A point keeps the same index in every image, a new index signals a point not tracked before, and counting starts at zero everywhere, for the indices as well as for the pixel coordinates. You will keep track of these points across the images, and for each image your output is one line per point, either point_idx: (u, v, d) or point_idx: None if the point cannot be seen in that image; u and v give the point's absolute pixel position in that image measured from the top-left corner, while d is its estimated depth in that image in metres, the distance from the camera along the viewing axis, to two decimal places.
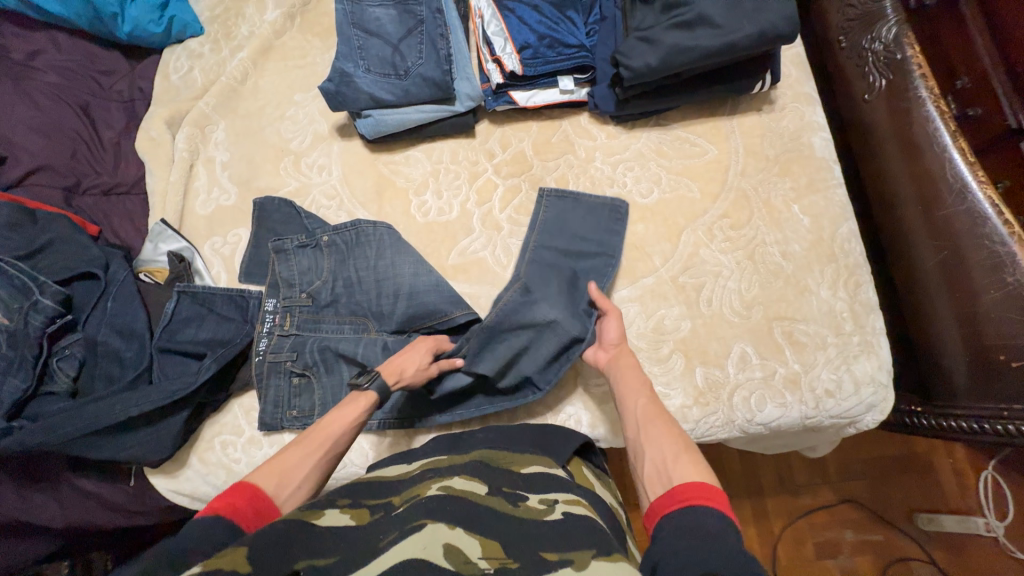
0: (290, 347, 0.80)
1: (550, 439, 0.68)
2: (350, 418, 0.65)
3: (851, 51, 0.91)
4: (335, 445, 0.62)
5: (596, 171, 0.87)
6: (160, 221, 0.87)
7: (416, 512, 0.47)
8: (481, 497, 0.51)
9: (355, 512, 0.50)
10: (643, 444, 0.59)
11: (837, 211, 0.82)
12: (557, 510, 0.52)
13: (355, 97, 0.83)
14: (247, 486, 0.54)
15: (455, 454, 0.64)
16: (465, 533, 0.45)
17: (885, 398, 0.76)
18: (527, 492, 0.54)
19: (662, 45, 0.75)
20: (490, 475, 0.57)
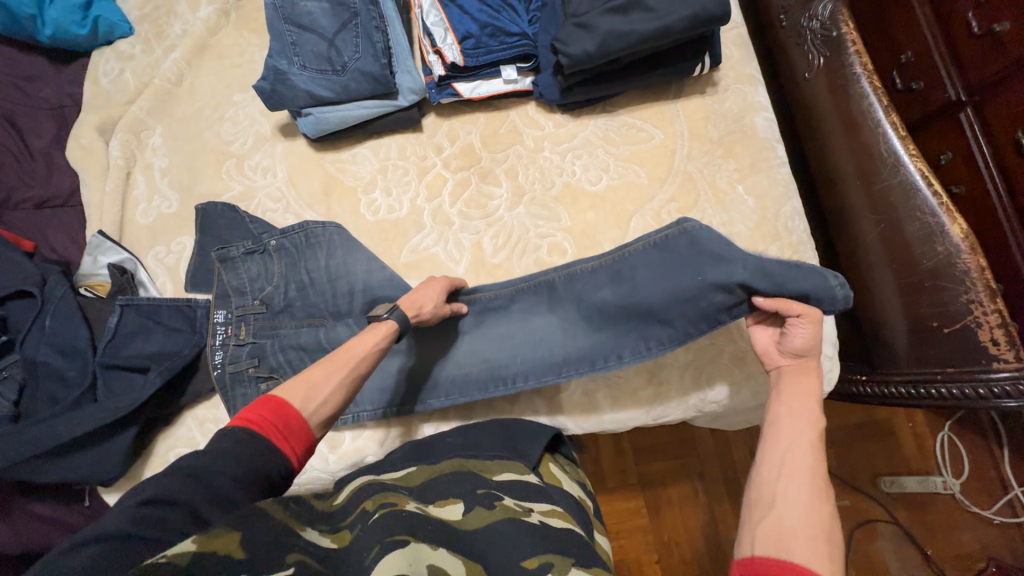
0: (249, 354, 0.79)
1: (517, 438, 0.70)
2: (372, 345, 0.64)
3: (792, 30, 0.92)
4: (355, 368, 0.61)
5: (546, 161, 0.87)
6: (98, 232, 0.84)
7: (393, 523, 0.50)
8: (457, 521, 0.55)
9: (336, 537, 0.51)
10: (775, 490, 0.49)
11: (781, 189, 0.83)
12: (533, 515, 0.56)
13: (292, 95, 0.80)
14: (273, 398, 0.55)
15: (425, 466, 0.65)
16: (448, 553, 0.49)
17: (830, 369, 0.79)
18: (504, 493, 0.59)
19: (598, 30, 0.74)
20: (466, 481, 0.61)
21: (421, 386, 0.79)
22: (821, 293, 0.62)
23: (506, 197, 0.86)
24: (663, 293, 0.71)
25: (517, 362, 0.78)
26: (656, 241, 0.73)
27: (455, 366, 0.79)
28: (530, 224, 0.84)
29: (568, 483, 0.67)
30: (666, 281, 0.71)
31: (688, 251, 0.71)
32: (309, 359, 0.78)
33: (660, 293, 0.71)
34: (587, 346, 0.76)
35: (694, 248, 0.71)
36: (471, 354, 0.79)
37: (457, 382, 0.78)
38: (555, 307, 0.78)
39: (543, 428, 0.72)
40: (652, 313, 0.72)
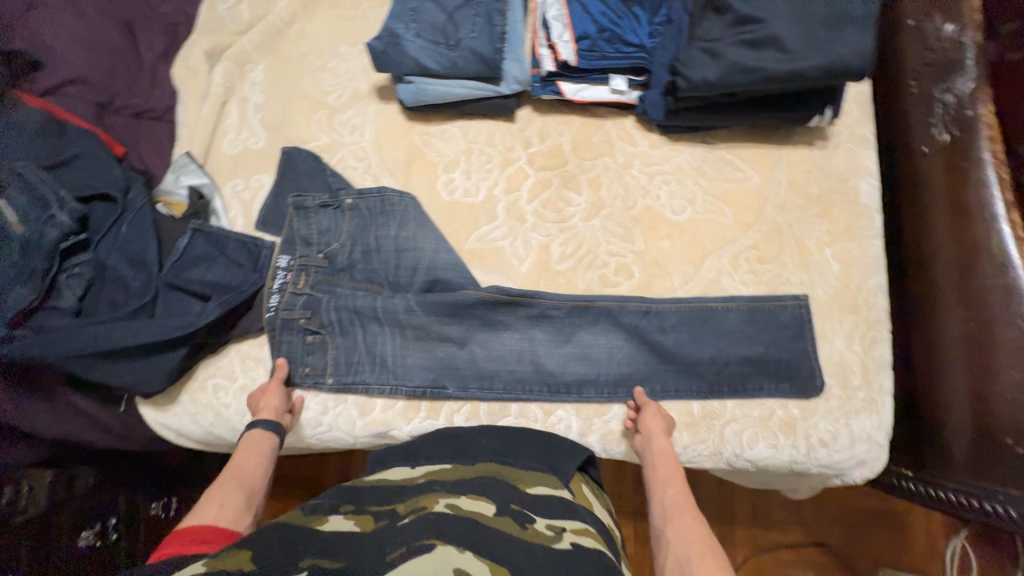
0: (304, 305, 0.80)
1: (552, 453, 0.70)
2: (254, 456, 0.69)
3: (920, 98, 0.87)
4: (252, 475, 0.66)
5: (632, 179, 0.85)
6: (186, 153, 0.86)
7: (423, 524, 0.51)
8: (487, 519, 0.54)
9: (359, 519, 0.56)
10: (668, 539, 0.60)
11: (869, 261, 0.79)
12: (566, 537, 0.54)
13: (400, 61, 0.80)
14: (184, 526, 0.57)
15: (458, 466, 0.66)
16: (475, 557, 0.47)
17: (877, 457, 0.75)
18: (535, 514, 0.57)
19: (725, 60, 0.71)
20: (498, 491, 0.60)
21: (465, 376, 0.79)
22: (805, 376, 0.76)
23: (584, 207, 0.84)
24: (695, 338, 0.78)
25: (568, 372, 0.79)
26: (712, 305, 0.79)
27: (503, 361, 0.80)
28: (602, 239, 0.83)
29: (597, 509, 0.66)
30: (699, 328, 0.79)
31: (738, 320, 0.78)
32: (362, 322, 0.80)
33: (699, 337, 0.78)
34: (629, 373, 0.79)
35: (736, 307, 0.78)
36: (520, 352, 0.80)
37: (504, 379, 0.79)
38: (611, 327, 0.80)
39: (578, 447, 0.72)
40: (691, 352, 0.78)
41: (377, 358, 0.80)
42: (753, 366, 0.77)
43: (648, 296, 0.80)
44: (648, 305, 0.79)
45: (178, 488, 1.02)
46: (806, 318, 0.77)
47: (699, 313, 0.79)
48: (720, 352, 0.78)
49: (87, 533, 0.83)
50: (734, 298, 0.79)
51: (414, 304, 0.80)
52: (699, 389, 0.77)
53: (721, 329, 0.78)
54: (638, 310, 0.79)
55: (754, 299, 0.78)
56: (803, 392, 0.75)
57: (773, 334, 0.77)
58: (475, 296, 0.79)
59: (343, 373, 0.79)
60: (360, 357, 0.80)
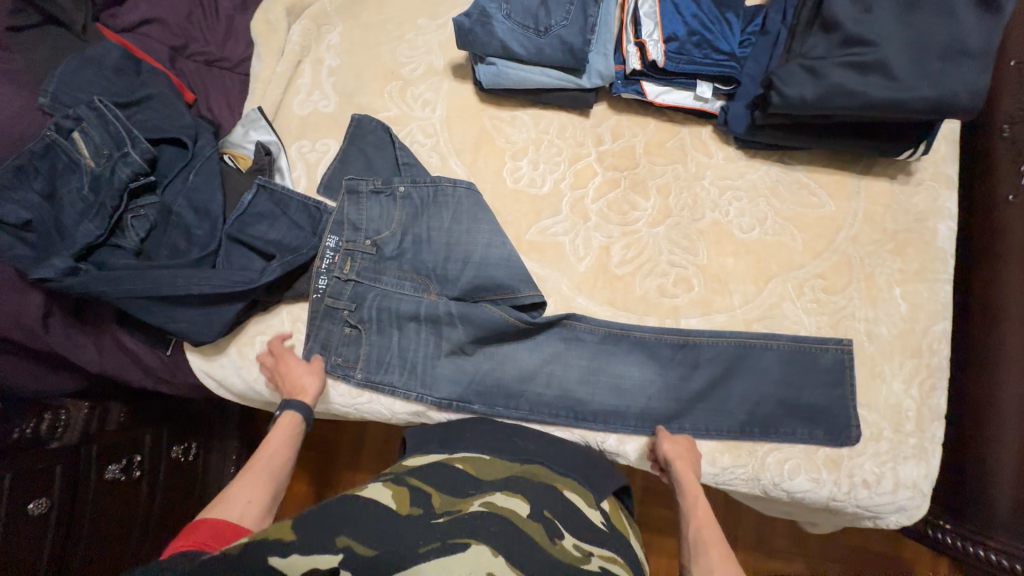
0: (349, 295, 0.78)
1: (597, 475, 0.68)
2: (279, 437, 0.66)
3: (1012, 144, 0.83)
4: (275, 458, 0.62)
5: (702, 191, 0.83)
6: (257, 108, 0.85)
7: (457, 524, 0.48)
8: (523, 523, 0.50)
9: (397, 490, 0.54)
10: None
11: (939, 306, 0.77)
12: (595, 563, 0.50)
13: (486, 41, 0.78)
14: (207, 519, 0.53)
15: (498, 460, 0.63)
16: (508, 566, 0.44)
17: (918, 505, 0.74)
18: (566, 530, 0.53)
19: (827, 81, 0.68)
20: (531, 492, 0.57)
21: (493, 390, 0.78)
22: (841, 421, 0.74)
23: (650, 213, 0.83)
24: (728, 378, 0.77)
25: (598, 400, 0.78)
26: (754, 344, 0.77)
27: (532, 378, 0.79)
28: (664, 248, 0.81)
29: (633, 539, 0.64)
30: (735, 368, 0.77)
31: (777, 365, 0.76)
32: (400, 323, 0.79)
33: (734, 379, 0.77)
34: (660, 405, 0.77)
35: (776, 346, 0.76)
36: (552, 369, 0.79)
37: (531, 398, 0.78)
38: (645, 359, 0.78)
39: (616, 476, 0.69)
40: (721, 393, 0.77)
41: (409, 360, 0.78)
42: (788, 408, 0.75)
43: (686, 328, 0.78)
44: (686, 339, 0.77)
45: (201, 436, 1.00)
46: (847, 362, 0.75)
47: (741, 353, 0.77)
48: (755, 398, 0.76)
49: (115, 465, 0.81)
50: (776, 341, 0.76)
51: (454, 311, 0.78)
52: (737, 427, 0.75)
53: (763, 375, 0.76)
54: (680, 341, 0.77)
55: (795, 340, 0.76)
56: (837, 438, 0.73)
57: (811, 380, 0.75)
58: (511, 313, 0.78)
59: (373, 371, 0.78)
60: (392, 359, 0.78)
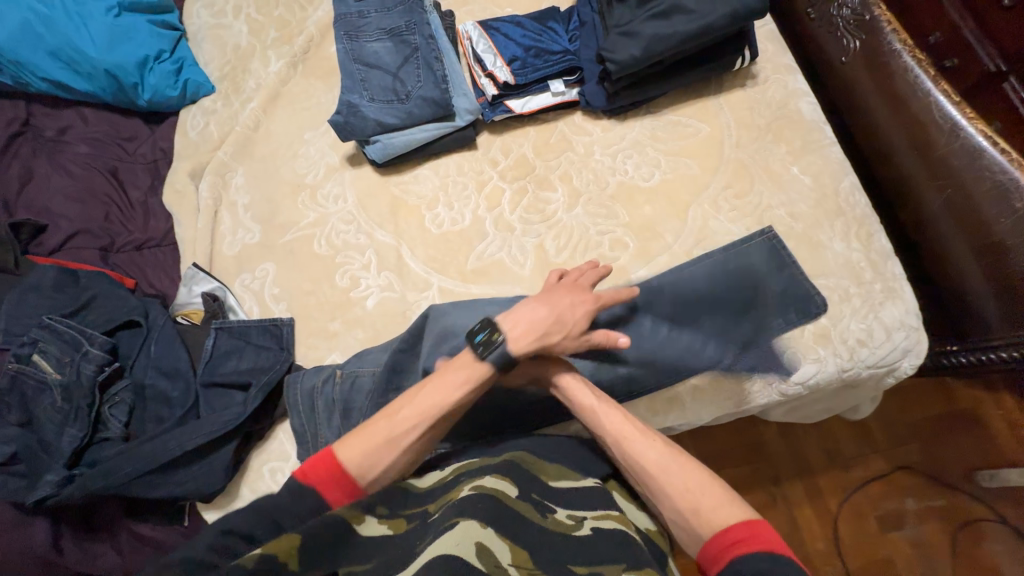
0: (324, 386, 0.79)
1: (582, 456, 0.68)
2: (455, 389, 0.63)
3: (822, 20, 0.96)
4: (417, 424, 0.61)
5: (598, 164, 0.91)
6: (193, 265, 0.92)
7: (448, 514, 0.51)
8: (510, 502, 0.54)
9: (394, 520, 0.57)
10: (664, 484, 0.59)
11: (836, 166, 0.84)
12: (585, 526, 0.56)
13: (363, 125, 0.88)
14: (332, 459, 0.59)
15: (485, 455, 0.66)
16: (495, 535, 0.49)
17: (917, 341, 0.76)
18: (555, 505, 0.58)
19: (643, 36, 0.80)
20: (521, 476, 0.59)
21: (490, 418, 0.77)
22: (806, 295, 0.76)
23: (563, 200, 0.90)
24: (691, 307, 0.80)
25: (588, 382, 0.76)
26: (697, 269, 0.80)
27: None
28: (589, 223, 0.87)
29: (631, 516, 0.64)
30: (691, 296, 0.80)
31: (725, 276, 0.80)
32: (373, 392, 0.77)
33: (695, 305, 0.80)
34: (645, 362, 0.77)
35: (713, 263, 0.81)
36: None
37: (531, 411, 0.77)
38: (617, 326, 0.80)
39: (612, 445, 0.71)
40: (694, 321, 0.78)
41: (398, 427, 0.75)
42: (755, 311, 0.78)
43: (635, 282, 0.83)
44: (639, 291, 0.81)
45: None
46: (779, 247, 0.78)
47: (692, 280, 0.80)
48: (723, 315, 0.78)
49: None
50: (709, 259, 0.81)
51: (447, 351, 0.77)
52: (722, 347, 0.77)
53: (723, 291, 0.79)
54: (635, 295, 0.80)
55: (726, 250, 0.81)
56: (808, 314, 0.75)
57: (758, 275, 0.80)
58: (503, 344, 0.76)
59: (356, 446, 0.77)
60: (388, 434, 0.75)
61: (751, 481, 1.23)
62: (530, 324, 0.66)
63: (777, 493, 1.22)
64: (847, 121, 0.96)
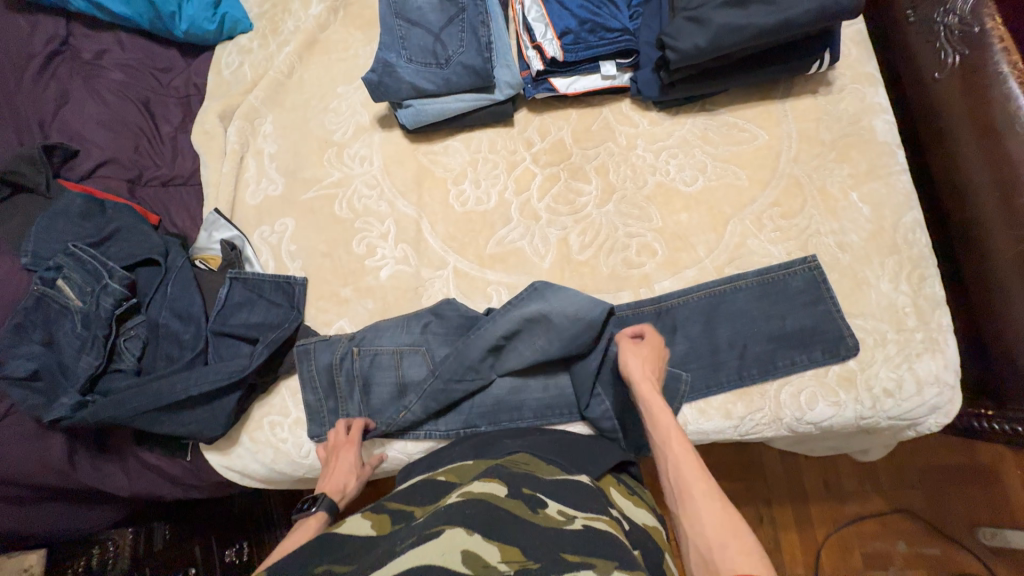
0: (342, 363, 0.79)
1: (581, 455, 0.69)
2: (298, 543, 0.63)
3: (921, 26, 0.85)
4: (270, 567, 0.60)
5: (638, 160, 0.85)
6: (214, 210, 0.91)
7: (436, 518, 0.49)
8: (500, 501, 0.52)
9: (377, 520, 0.55)
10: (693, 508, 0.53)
11: (901, 198, 0.76)
12: (577, 521, 0.52)
13: (397, 88, 0.83)
14: None
15: (481, 460, 0.66)
16: (483, 538, 0.46)
17: (950, 400, 0.71)
18: (547, 500, 0.55)
19: (712, 24, 0.72)
20: (512, 479, 0.58)
21: (497, 411, 0.79)
22: (834, 336, 0.72)
23: (595, 195, 0.85)
24: (711, 328, 0.76)
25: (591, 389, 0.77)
26: (725, 290, 0.77)
27: (525, 388, 0.79)
28: (618, 223, 0.83)
29: (628, 511, 0.62)
30: (714, 317, 0.77)
31: (754, 302, 0.76)
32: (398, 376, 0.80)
33: (717, 327, 0.76)
34: None
35: (743, 285, 0.76)
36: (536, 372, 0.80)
37: (533, 408, 0.78)
38: None
39: (610, 456, 0.70)
40: (712, 345, 0.76)
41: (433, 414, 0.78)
42: (779, 342, 0.74)
43: (657, 294, 0.79)
44: (660, 305, 0.78)
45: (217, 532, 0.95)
46: (819, 278, 0.74)
47: (717, 301, 0.77)
48: (745, 342, 0.75)
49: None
50: (740, 282, 0.77)
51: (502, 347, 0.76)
52: (738, 376, 0.74)
53: (749, 318, 0.76)
54: (655, 311, 0.78)
55: (760, 274, 0.76)
56: (835, 354, 0.72)
57: (789, 305, 0.75)
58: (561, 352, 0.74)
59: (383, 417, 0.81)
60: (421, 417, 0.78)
61: (741, 499, 1.22)
62: (333, 487, 0.71)
63: (765, 514, 1.21)
64: (925, 147, 0.86)
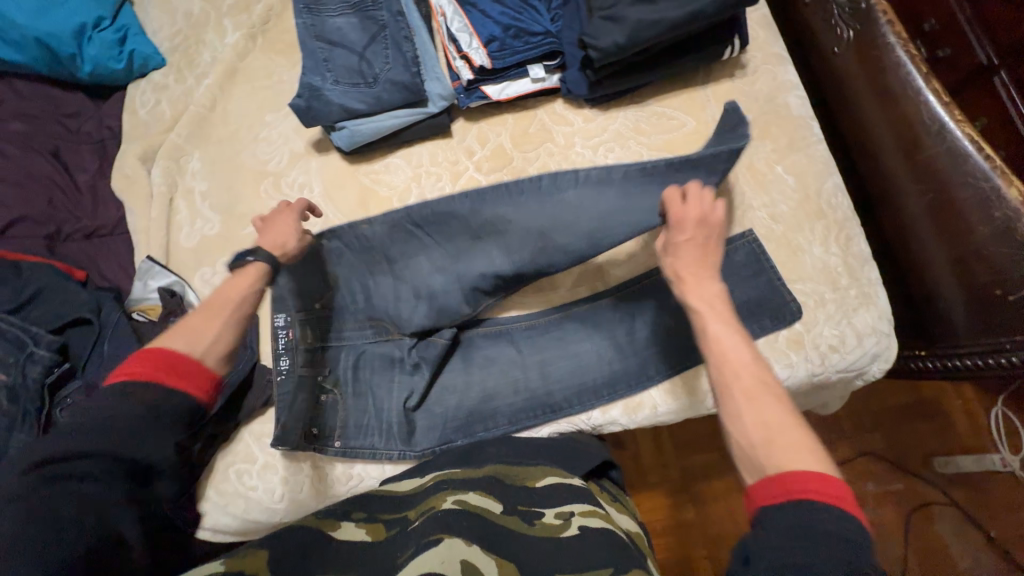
0: (321, 360, 0.80)
1: (569, 455, 0.70)
2: (245, 289, 0.64)
3: (817, 7, 0.92)
4: (233, 310, 0.62)
5: (577, 156, 0.87)
6: (147, 258, 0.86)
7: (433, 526, 0.51)
8: (496, 516, 0.54)
9: (371, 527, 0.57)
10: (745, 402, 0.49)
11: (820, 166, 0.82)
12: (573, 525, 0.53)
13: (327, 110, 0.81)
14: (156, 347, 0.57)
15: (468, 468, 0.66)
16: (481, 549, 0.48)
17: (888, 346, 0.77)
18: (543, 508, 0.56)
19: (628, 22, 0.75)
20: (509, 491, 0.59)
21: (472, 421, 0.78)
22: (779, 304, 0.76)
23: None
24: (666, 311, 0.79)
25: (561, 386, 0.79)
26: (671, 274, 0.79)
27: (497, 395, 0.79)
28: None
29: (615, 516, 0.62)
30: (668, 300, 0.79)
31: None
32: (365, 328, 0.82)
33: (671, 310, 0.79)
34: (621, 367, 0.78)
35: None
36: (505, 377, 0.80)
37: (506, 413, 0.78)
38: (591, 329, 0.80)
39: (590, 452, 0.71)
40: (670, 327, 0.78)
41: (383, 254, 0.82)
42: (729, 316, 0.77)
43: (612, 285, 0.81)
44: (616, 295, 0.80)
45: None
46: (759, 250, 0.78)
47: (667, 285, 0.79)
48: None
49: None
50: None
51: (507, 215, 0.80)
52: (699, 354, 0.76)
53: None
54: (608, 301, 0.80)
55: None
56: (783, 319, 0.76)
57: (734, 281, 0.78)
58: (532, 259, 0.78)
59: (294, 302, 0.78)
60: (361, 268, 0.82)
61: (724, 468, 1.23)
62: (272, 242, 0.69)
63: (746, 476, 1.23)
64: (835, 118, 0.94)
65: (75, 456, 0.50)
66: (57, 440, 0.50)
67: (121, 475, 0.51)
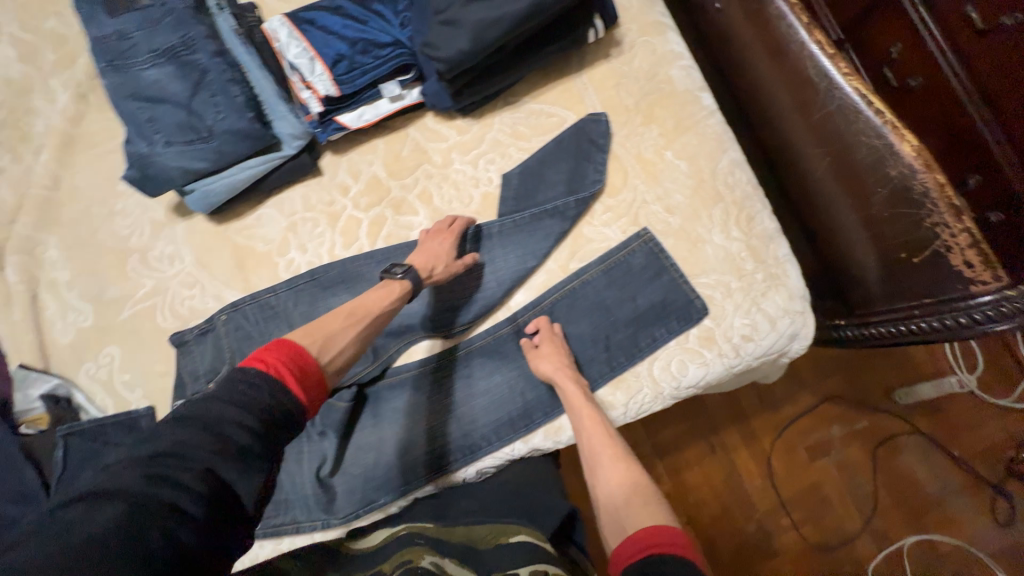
0: None
1: (531, 506, 0.66)
2: (386, 304, 0.66)
3: None
4: (357, 330, 0.62)
5: (457, 175, 0.80)
6: (20, 365, 0.80)
7: None
8: None
9: None
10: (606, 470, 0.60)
11: (712, 143, 0.75)
12: None
13: (166, 176, 0.73)
14: (292, 346, 0.54)
15: (444, 526, 0.67)
16: None
17: (805, 324, 0.71)
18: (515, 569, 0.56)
19: (467, 23, 0.66)
20: (480, 558, 0.61)
21: (391, 477, 0.74)
22: (683, 303, 0.72)
23: (426, 224, 0.79)
24: (570, 327, 0.76)
25: (478, 424, 0.75)
26: (571, 289, 0.75)
27: (413, 447, 0.75)
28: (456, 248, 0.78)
29: None
30: (573, 314, 0.76)
31: (602, 290, 0.75)
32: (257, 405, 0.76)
33: (574, 325, 0.75)
34: (533, 398, 0.75)
35: (590, 277, 0.75)
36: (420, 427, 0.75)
37: (422, 464, 0.74)
38: (500, 362, 0.77)
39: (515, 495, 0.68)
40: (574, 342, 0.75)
41: (276, 315, 0.78)
42: (635, 323, 0.74)
43: (514, 309, 0.77)
44: (516, 320, 0.77)
45: None
46: (656, 250, 0.74)
47: (568, 300, 0.76)
48: (606, 331, 0.75)
49: None
50: (585, 275, 0.75)
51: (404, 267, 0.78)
52: (609, 368, 0.73)
53: (603, 306, 0.75)
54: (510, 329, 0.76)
55: (603, 261, 0.75)
56: (689, 319, 0.72)
57: (635, 284, 0.74)
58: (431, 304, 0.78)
59: (190, 384, 0.77)
60: (253, 333, 0.78)
61: (686, 439, 1.22)
62: (422, 263, 0.71)
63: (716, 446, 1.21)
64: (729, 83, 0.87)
65: (179, 457, 0.43)
66: (165, 437, 0.45)
67: (211, 491, 0.43)
